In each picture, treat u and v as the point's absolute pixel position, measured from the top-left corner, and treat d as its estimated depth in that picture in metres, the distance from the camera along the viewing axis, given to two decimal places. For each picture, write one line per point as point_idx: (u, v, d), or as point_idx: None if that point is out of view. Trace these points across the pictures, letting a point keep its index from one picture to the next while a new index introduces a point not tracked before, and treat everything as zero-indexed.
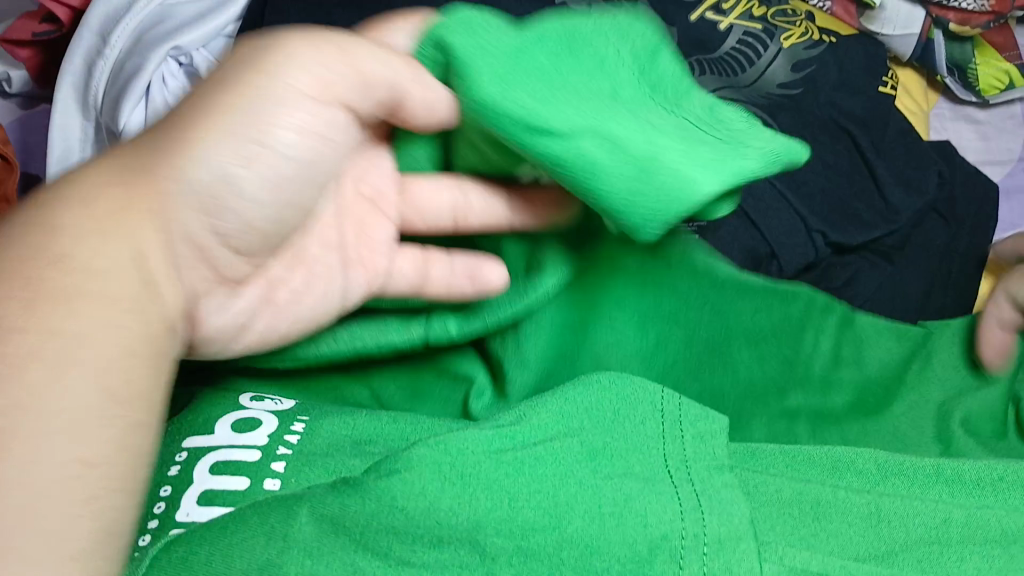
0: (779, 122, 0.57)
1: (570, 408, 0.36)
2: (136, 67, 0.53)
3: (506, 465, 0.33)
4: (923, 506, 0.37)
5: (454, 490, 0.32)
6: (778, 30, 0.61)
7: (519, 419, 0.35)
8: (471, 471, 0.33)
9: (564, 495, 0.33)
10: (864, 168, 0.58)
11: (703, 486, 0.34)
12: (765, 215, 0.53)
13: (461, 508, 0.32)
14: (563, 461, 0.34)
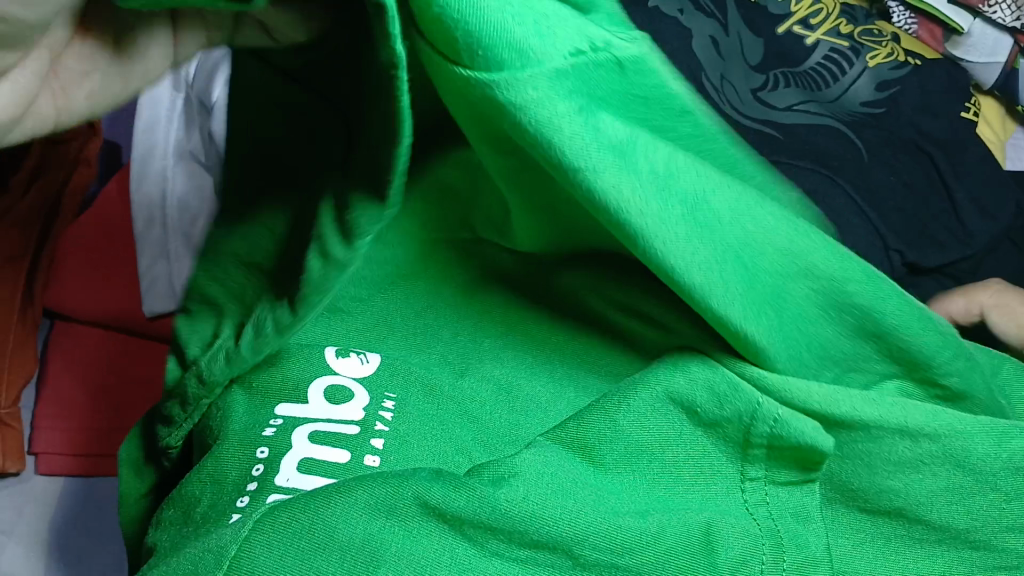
0: (862, 139, 0.57)
1: (644, 426, 0.34)
2: None
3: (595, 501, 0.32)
4: (1022, 535, 0.35)
5: (552, 505, 0.31)
6: (864, 50, 0.60)
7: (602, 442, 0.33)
8: (565, 491, 0.32)
9: (656, 521, 0.32)
10: (940, 190, 0.58)
11: (779, 511, 0.34)
12: (844, 231, 0.52)
13: (558, 524, 0.31)
14: (643, 493, 0.33)
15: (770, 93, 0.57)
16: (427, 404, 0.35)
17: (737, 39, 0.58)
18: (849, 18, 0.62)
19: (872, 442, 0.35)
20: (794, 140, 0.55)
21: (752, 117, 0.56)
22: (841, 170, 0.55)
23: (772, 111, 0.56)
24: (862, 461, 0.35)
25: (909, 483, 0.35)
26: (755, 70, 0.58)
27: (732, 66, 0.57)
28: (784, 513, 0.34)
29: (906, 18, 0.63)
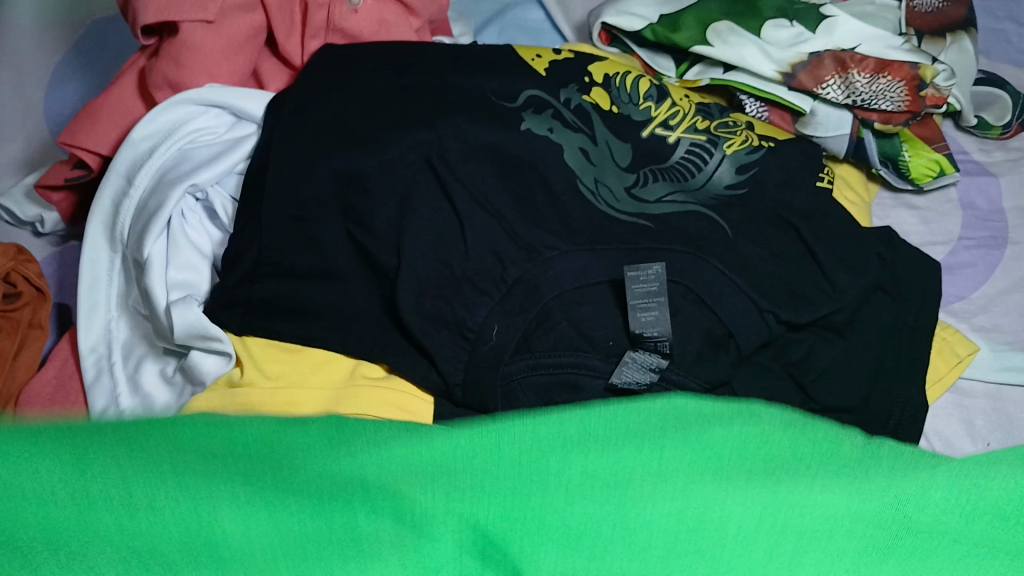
0: (727, 220, 0.64)
1: (539, 488, 0.45)
2: (157, 206, 0.59)
3: (528, 540, 0.44)
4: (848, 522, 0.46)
5: (486, 537, 0.44)
6: (721, 140, 0.68)
7: (517, 509, 0.44)
8: (496, 524, 0.44)
9: (569, 550, 0.44)
10: (807, 256, 0.64)
11: (660, 538, 0.44)
12: (719, 301, 0.59)
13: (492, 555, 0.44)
14: (561, 530, 0.44)
15: (642, 189, 0.64)
16: (353, 502, 0.43)
17: (606, 147, 0.65)
18: (705, 114, 0.70)
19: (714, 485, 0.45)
20: (667, 228, 0.62)
21: (628, 212, 0.62)
22: (709, 247, 0.61)
23: (644, 204, 0.63)
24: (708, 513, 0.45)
25: (747, 516, 0.45)
26: (627, 170, 0.65)
27: (604, 169, 0.64)
28: (668, 542, 0.44)
29: (758, 107, 0.71)
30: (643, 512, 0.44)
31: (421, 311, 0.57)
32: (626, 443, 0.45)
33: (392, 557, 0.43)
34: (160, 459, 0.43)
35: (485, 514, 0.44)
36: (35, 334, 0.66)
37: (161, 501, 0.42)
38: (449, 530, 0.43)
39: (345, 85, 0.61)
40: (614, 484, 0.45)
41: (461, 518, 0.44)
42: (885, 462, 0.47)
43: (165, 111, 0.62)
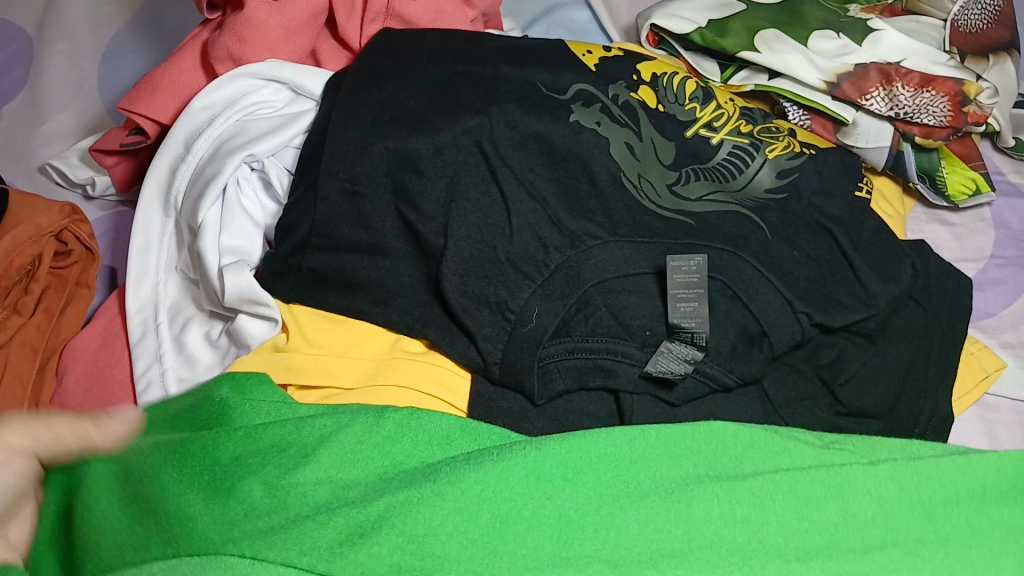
0: (766, 221, 0.65)
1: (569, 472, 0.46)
2: (214, 173, 0.60)
3: (563, 529, 0.44)
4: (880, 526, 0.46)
5: (519, 518, 0.44)
6: (763, 144, 0.69)
7: (545, 496, 0.45)
8: (524, 506, 0.44)
9: (602, 539, 0.44)
10: (842, 261, 0.65)
11: (690, 535, 0.44)
12: (755, 298, 0.60)
13: (524, 537, 0.43)
14: (592, 516, 0.44)
15: (683, 187, 0.65)
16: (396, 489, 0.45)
17: (651, 144, 0.66)
18: (748, 119, 0.71)
19: (740, 489, 0.46)
20: (708, 226, 0.63)
21: (669, 208, 0.63)
22: (749, 247, 0.62)
23: (685, 201, 0.64)
24: (740, 515, 0.45)
25: (776, 518, 0.45)
26: (670, 168, 0.66)
27: (648, 166, 0.65)
28: (699, 539, 0.44)
29: (800, 116, 0.72)
30: (704, 531, 0.45)
31: (464, 290, 0.58)
32: (697, 475, 0.47)
33: (446, 542, 0.43)
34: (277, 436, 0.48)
35: (547, 522, 0.44)
36: (81, 293, 0.68)
37: (251, 489, 0.45)
38: (513, 535, 0.43)
39: (400, 67, 0.63)
40: (683, 507, 0.45)
41: (522, 520, 0.44)
42: (943, 500, 0.48)
43: (228, 83, 0.63)
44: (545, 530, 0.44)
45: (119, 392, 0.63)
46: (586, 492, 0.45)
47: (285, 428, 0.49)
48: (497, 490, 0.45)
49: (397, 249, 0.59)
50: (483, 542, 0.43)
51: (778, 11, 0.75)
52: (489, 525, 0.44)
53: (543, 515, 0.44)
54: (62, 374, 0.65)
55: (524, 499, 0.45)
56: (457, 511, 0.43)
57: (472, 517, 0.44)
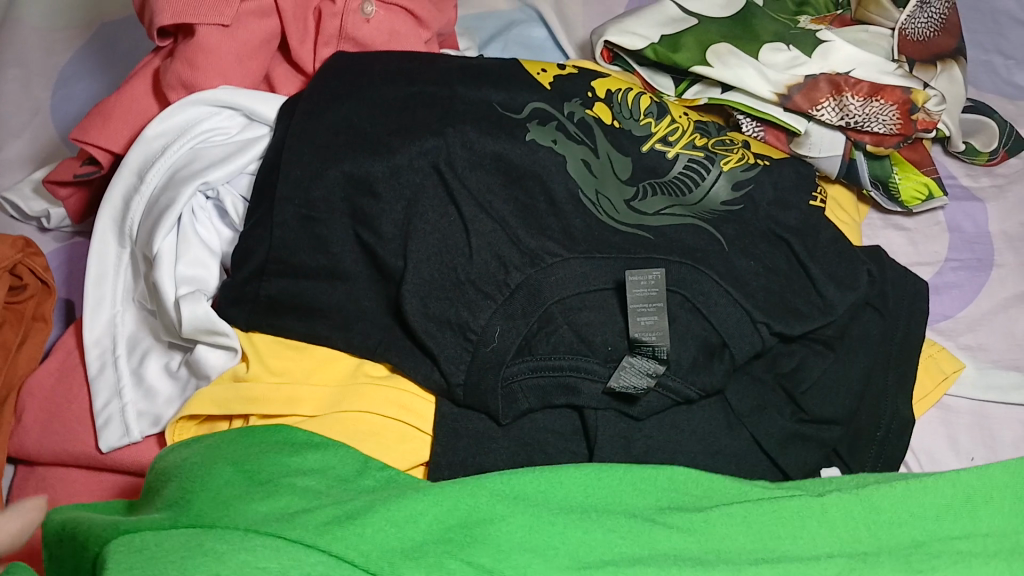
0: (723, 234, 0.66)
1: (548, 469, 0.45)
2: (168, 203, 0.60)
3: (538, 521, 0.43)
4: (840, 532, 0.46)
5: (494, 507, 0.43)
6: (718, 157, 0.70)
7: (519, 485, 0.44)
8: (500, 494, 0.44)
9: (571, 532, 0.43)
10: (799, 270, 0.67)
11: (657, 531, 0.44)
12: (714, 311, 0.61)
13: (496, 525, 0.42)
14: (565, 507, 0.44)
15: (641, 202, 0.66)
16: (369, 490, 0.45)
17: (608, 160, 0.67)
18: (702, 132, 0.71)
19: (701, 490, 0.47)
20: (666, 240, 0.63)
21: (627, 223, 0.64)
22: (705, 260, 0.63)
23: (643, 216, 0.65)
24: (704, 512, 0.46)
25: (736, 516, 0.46)
26: (628, 183, 0.67)
27: (606, 181, 0.65)
28: (665, 534, 0.44)
29: (754, 127, 0.74)
30: (670, 528, 0.44)
31: (425, 312, 0.58)
32: (672, 473, 0.48)
33: (417, 532, 0.41)
34: (237, 461, 0.46)
35: (519, 517, 0.43)
36: (38, 327, 0.67)
37: (221, 481, 0.45)
38: (482, 532, 0.42)
39: (354, 88, 0.62)
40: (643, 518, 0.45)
41: (496, 516, 0.43)
42: (901, 519, 0.47)
43: (180, 111, 0.63)
44: (516, 521, 0.43)
45: (79, 428, 0.61)
46: (561, 483, 0.45)
47: (247, 452, 0.47)
48: (474, 483, 0.44)
49: (357, 272, 0.59)
50: (459, 530, 0.42)
51: (730, 24, 0.76)
52: (458, 525, 0.42)
53: (517, 502, 0.44)
54: (19, 412, 0.63)
55: (498, 490, 0.44)
56: (428, 504, 0.42)
57: (448, 509, 0.43)
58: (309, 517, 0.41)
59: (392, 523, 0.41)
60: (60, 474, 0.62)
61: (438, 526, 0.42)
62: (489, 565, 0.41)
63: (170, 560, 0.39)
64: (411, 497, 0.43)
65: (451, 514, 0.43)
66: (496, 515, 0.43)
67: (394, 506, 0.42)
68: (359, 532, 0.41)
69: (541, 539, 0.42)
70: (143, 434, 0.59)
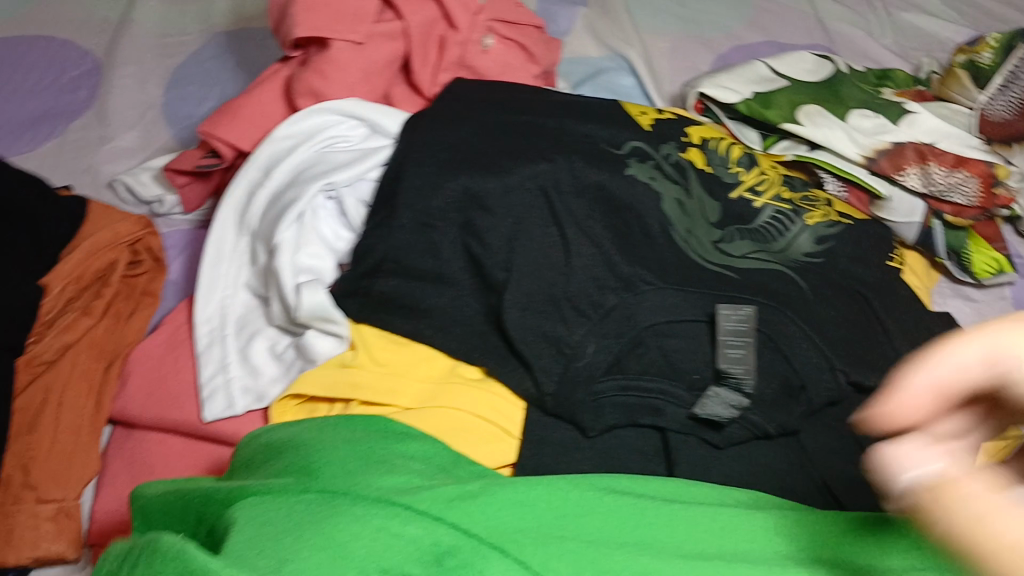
0: (807, 281, 0.69)
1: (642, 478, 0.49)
2: (294, 198, 0.64)
3: (645, 513, 0.46)
4: None
5: (603, 496, 0.46)
6: (802, 211, 0.73)
7: (620, 483, 0.48)
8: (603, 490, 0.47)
9: (678, 523, 0.46)
10: (876, 324, 0.69)
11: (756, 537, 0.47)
12: (796, 353, 0.64)
13: (607, 510, 0.45)
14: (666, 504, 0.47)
15: (728, 245, 0.69)
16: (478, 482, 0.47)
17: (699, 202, 0.69)
18: (789, 186, 0.75)
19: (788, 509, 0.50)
20: (752, 281, 0.66)
21: (715, 264, 0.66)
22: (789, 303, 0.66)
23: (730, 259, 0.68)
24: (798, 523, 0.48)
25: None
26: (715, 226, 0.69)
27: (695, 224, 0.68)
28: None
29: (837, 187, 0.76)
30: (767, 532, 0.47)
31: (523, 324, 0.61)
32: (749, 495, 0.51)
33: (534, 516, 0.44)
34: (352, 444, 0.49)
35: (625, 509, 0.46)
36: (146, 302, 0.71)
37: (337, 454, 0.49)
38: (584, 529, 0.44)
39: (473, 111, 0.67)
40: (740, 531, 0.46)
41: (604, 506, 0.46)
42: None
43: (310, 115, 0.67)
44: (625, 506, 0.46)
45: (182, 398, 0.66)
46: (658, 482, 0.49)
47: (358, 433, 0.51)
48: (581, 478, 0.48)
49: (462, 280, 0.63)
50: (570, 519, 0.44)
51: (819, 90, 0.80)
52: (563, 521, 0.44)
53: (622, 494, 0.47)
54: (124, 377, 0.68)
55: (602, 482, 0.47)
56: (539, 493, 0.45)
57: (560, 497, 0.45)
58: (432, 493, 0.44)
59: (511, 505, 0.44)
60: (156, 440, 0.66)
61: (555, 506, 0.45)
62: (602, 549, 0.43)
63: (297, 518, 0.40)
64: (523, 486, 0.45)
65: (566, 497, 0.45)
66: (606, 502, 0.46)
67: (511, 491, 0.45)
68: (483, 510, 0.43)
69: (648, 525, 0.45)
70: (246, 409, 0.63)
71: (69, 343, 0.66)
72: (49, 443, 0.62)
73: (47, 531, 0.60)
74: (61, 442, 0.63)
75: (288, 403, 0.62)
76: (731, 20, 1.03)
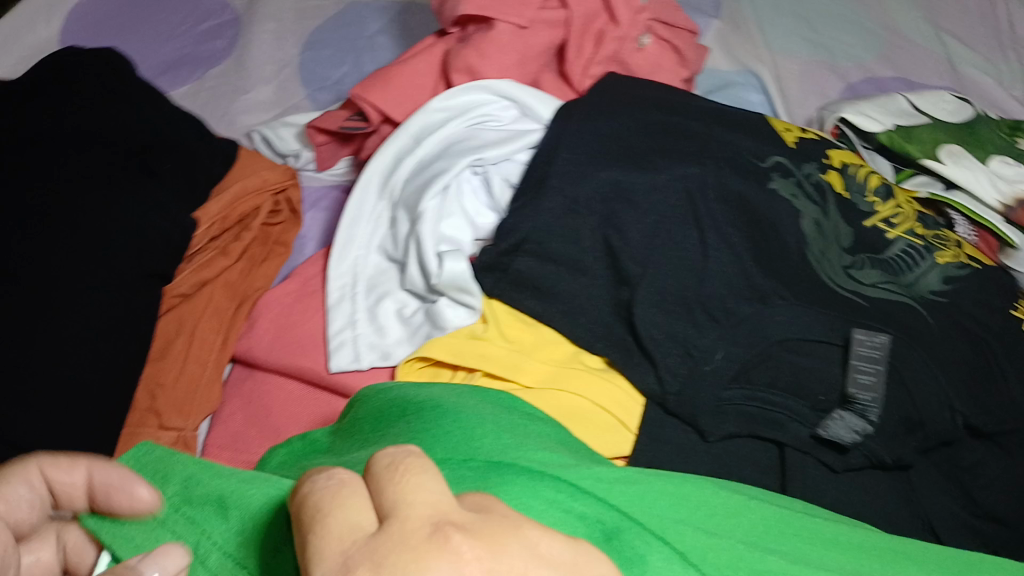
0: (933, 318, 0.68)
1: (759, 493, 0.51)
2: (444, 169, 0.66)
3: (776, 530, 0.47)
4: None
5: (738, 504, 0.48)
6: (934, 249, 0.72)
7: (743, 494, 0.50)
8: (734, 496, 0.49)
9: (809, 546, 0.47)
10: (997, 371, 0.68)
11: (881, 569, 0.47)
12: (918, 388, 0.64)
13: (742, 518, 0.47)
14: (793, 526, 0.48)
15: (858, 271, 0.68)
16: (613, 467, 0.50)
17: (834, 225, 0.69)
18: (922, 222, 0.75)
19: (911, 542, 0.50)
20: (881, 311, 0.66)
21: (846, 288, 0.67)
22: (918, 337, 0.66)
23: (861, 286, 0.68)
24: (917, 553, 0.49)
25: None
26: (847, 251, 0.69)
27: (829, 246, 0.68)
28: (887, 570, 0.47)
29: (967, 229, 0.76)
30: (888, 567, 0.47)
31: (654, 321, 0.61)
32: (854, 523, 0.51)
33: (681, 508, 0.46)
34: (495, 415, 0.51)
35: (757, 517, 0.47)
36: (277, 251, 0.73)
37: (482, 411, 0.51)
38: (729, 528, 0.46)
39: (625, 108, 0.68)
40: (849, 548, 0.48)
41: (739, 510, 0.47)
42: None
43: (465, 92, 0.69)
44: (759, 516, 0.47)
45: (309, 347, 0.67)
46: (776, 500, 0.51)
47: (495, 401, 0.54)
48: (712, 482, 0.50)
49: (596, 270, 0.63)
50: (710, 516, 0.46)
51: (957, 131, 0.80)
52: (707, 514, 0.46)
53: (753, 501, 0.48)
54: (252, 320, 0.69)
55: (729, 490, 0.49)
56: (680, 488, 0.47)
57: (699, 493, 0.48)
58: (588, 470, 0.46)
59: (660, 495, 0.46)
60: (277, 385, 0.67)
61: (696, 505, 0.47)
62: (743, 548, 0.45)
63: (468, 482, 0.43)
64: (663, 478, 0.48)
65: (707, 501, 0.47)
66: (740, 509, 0.47)
67: (658, 482, 0.47)
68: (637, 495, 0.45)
69: (781, 537, 0.47)
70: (371, 366, 0.64)
71: (206, 279, 0.67)
72: (177, 373, 0.63)
73: None
74: (188, 373, 0.64)
75: (412, 367, 0.63)
76: (865, 53, 1.04)
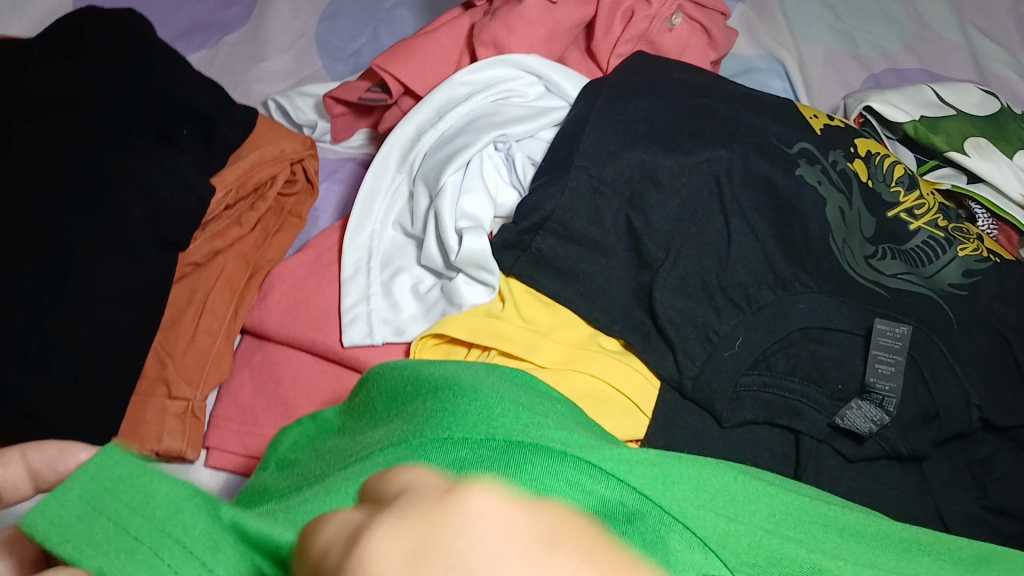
0: (954, 311, 0.68)
1: (779, 480, 0.50)
2: (466, 144, 0.65)
3: (796, 518, 0.46)
4: None
5: (761, 491, 0.47)
6: (955, 241, 0.72)
7: (766, 481, 0.49)
8: (761, 485, 0.47)
9: (828, 536, 0.46)
10: (1014, 367, 0.68)
11: (898, 564, 0.47)
12: (936, 381, 0.63)
13: (762, 504, 0.46)
14: (812, 510, 0.47)
15: (879, 261, 0.68)
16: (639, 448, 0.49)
17: (857, 214, 0.69)
18: (944, 214, 0.74)
19: (927, 533, 0.50)
20: (902, 302, 0.66)
21: (867, 278, 0.66)
22: (938, 330, 0.65)
23: (880, 276, 0.67)
24: (934, 544, 0.49)
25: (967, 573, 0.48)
26: (869, 241, 0.69)
27: (852, 235, 0.67)
28: (903, 561, 0.47)
29: (988, 223, 0.76)
30: (903, 560, 0.47)
31: (673, 306, 0.61)
32: (870, 511, 0.50)
33: (708, 494, 0.45)
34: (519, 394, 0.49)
35: (778, 502, 0.46)
36: (292, 222, 0.72)
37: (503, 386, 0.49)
38: (751, 513, 0.45)
39: (654, 87, 0.67)
40: (865, 537, 0.47)
41: (762, 494, 0.46)
42: None
43: (490, 66, 0.68)
44: (780, 503, 0.46)
45: (321, 321, 0.66)
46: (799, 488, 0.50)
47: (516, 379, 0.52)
48: (737, 469, 0.49)
49: (619, 251, 0.63)
50: (734, 501, 0.45)
51: (985, 124, 0.79)
52: (725, 499, 0.45)
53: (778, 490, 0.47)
54: (264, 291, 0.69)
55: (755, 476, 0.48)
56: (710, 471, 0.46)
57: (725, 479, 0.46)
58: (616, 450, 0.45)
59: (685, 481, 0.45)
60: (288, 357, 0.67)
61: (720, 491, 0.45)
62: (764, 539, 0.44)
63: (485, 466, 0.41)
64: (690, 463, 0.46)
65: (726, 484, 0.46)
66: (761, 494, 0.46)
67: (686, 467, 0.46)
68: (658, 471, 0.44)
69: (802, 528, 0.46)
70: (384, 342, 0.63)
71: (220, 249, 0.66)
72: (187, 343, 0.63)
73: (170, 429, 0.61)
74: (198, 344, 0.64)
75: (427, 343, 0.63)
76: (889, 42, 1.03)
